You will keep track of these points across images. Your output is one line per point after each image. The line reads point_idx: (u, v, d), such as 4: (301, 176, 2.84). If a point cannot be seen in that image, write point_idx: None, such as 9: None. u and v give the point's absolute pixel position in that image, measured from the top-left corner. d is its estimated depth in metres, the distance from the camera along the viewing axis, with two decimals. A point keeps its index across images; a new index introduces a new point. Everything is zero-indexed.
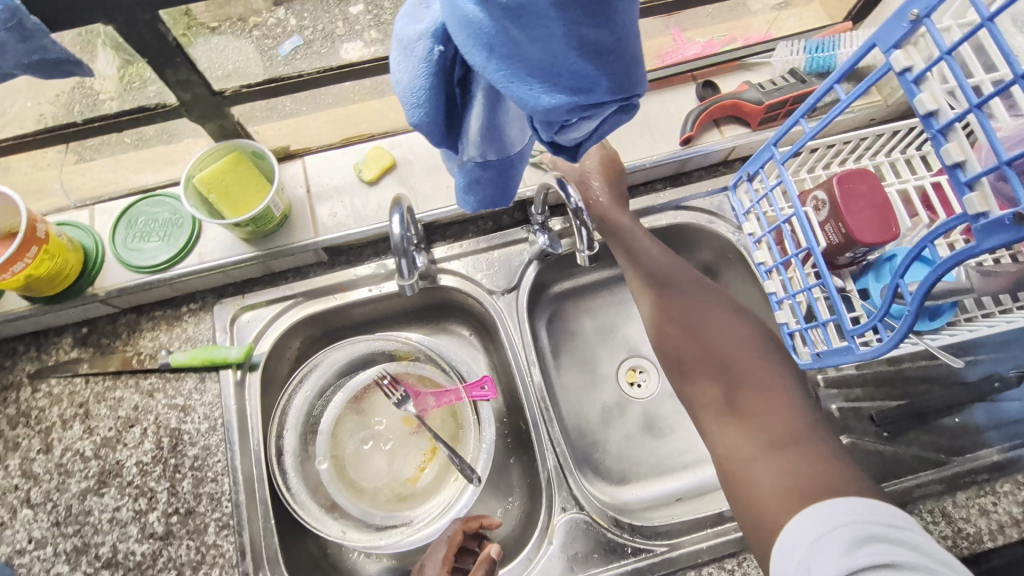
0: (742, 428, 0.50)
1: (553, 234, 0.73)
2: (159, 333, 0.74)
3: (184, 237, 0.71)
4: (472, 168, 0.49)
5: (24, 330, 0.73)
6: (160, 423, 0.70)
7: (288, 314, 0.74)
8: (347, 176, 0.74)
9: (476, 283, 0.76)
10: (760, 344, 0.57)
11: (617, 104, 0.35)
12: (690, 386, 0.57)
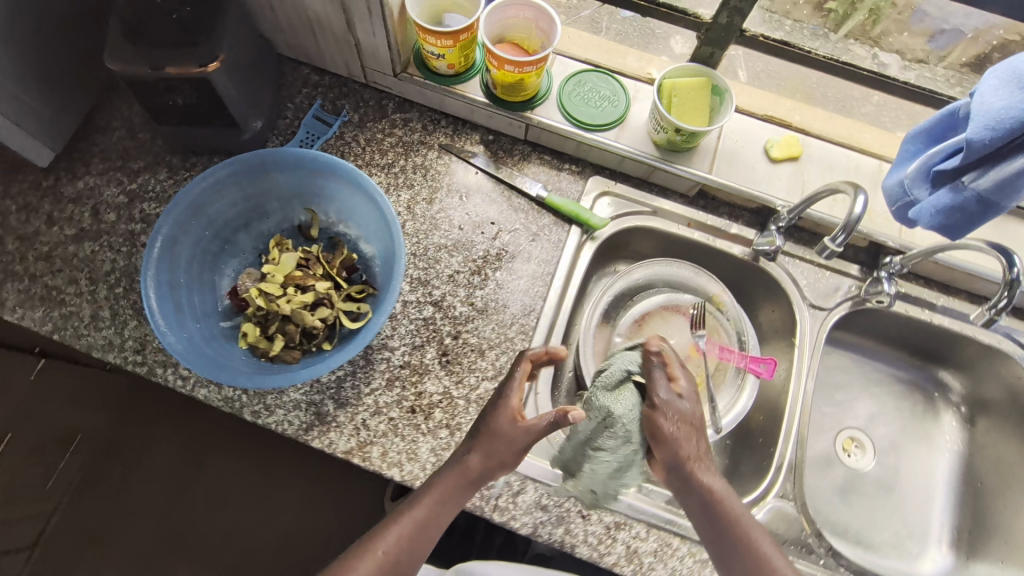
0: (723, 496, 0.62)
1: (896, 289, 0.80)
2: (541, 169, 0.88)
3: (614, 116, 0.84)
4: (966, 213, 0.58)
5: (454, 111, 0.90)
6: (512, 233, 0.84)
7: (641, 218, 0.86)
8: (756, 144, 0.84)
9: (797, 287, 0.84)
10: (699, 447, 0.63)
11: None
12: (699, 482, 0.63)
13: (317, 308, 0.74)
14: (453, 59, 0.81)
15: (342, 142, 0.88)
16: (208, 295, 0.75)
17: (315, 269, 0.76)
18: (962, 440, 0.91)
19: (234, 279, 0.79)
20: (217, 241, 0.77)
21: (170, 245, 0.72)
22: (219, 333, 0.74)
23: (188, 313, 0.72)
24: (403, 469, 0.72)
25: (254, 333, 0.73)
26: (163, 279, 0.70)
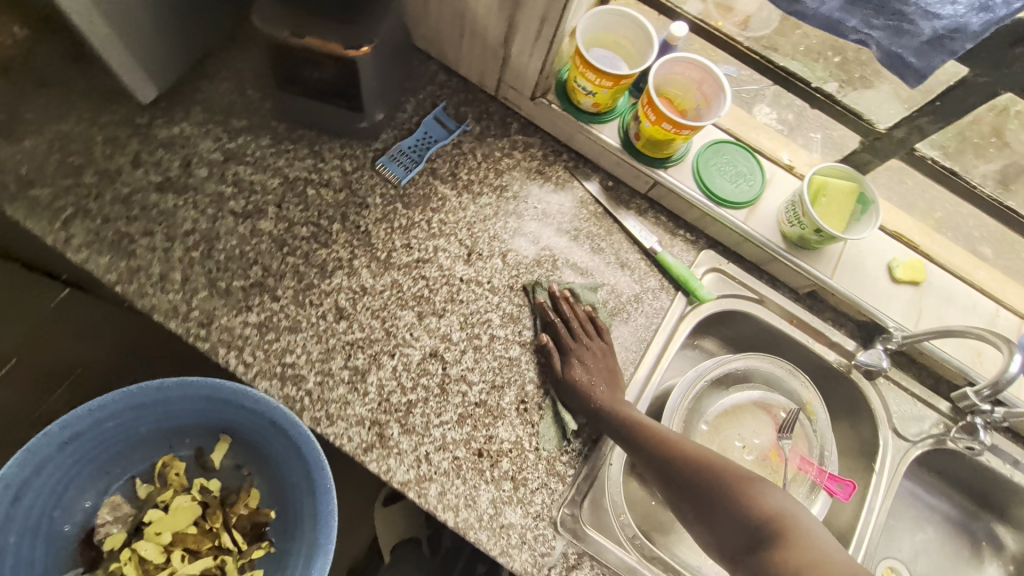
0: (701, 464, 0.63)
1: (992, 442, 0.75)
2: (654, 227, 0.84)
3: (748, 195, 0.80)
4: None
5: (579, 148, 0.86)
6: (614, 289, 0.80)
7: (745, 303, 0.83)
8: (881, 257, 0.81)
9: (888, 414, 0.80)
10: (659, 463, 0.65)
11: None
12: (694, 455, 0.64)
13: (201, 574, 0.85)
14: (604, 97, 0.78)
15: (458, 152, 0.84)
16: (67, 514, 0.80)
17: (209, 527, 0.86)
18: None
19: (87, 508, 0.83)
20: (85, 453, 0.77)
21: (22, 477, 0.71)
22: (50, 533, 0.78)
23: (48, 508, 0.77)
24: (459, 516, 0.67)
25: (127, 560, 0.82)
26: (37, 470, 0.72)
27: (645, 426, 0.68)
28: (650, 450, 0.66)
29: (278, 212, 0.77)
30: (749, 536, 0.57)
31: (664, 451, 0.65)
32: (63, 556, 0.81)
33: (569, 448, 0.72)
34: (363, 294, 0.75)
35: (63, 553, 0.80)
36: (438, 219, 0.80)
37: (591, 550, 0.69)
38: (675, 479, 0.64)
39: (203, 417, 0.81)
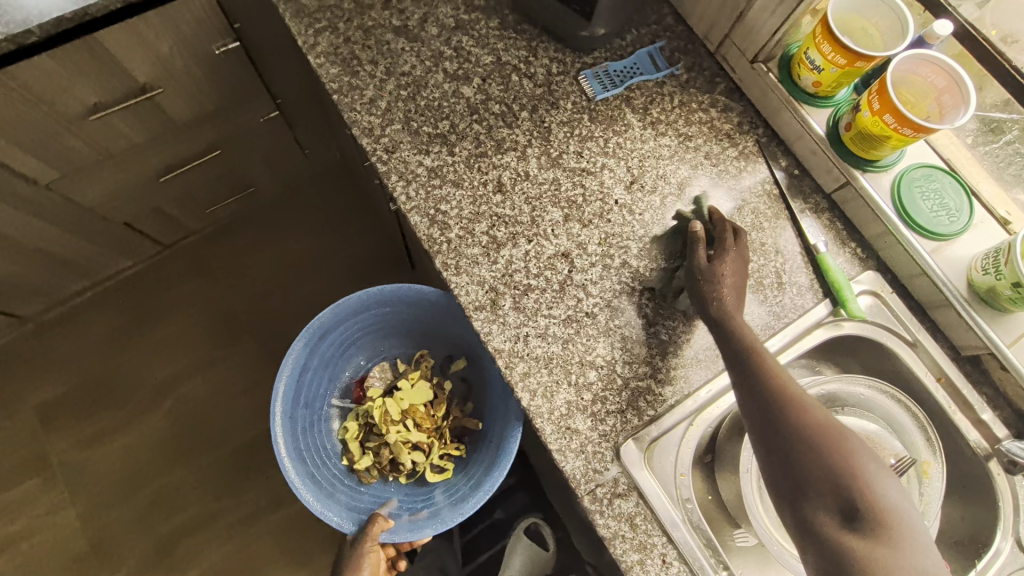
0: (780, 413, 0.59)
1: None
2: (825, 230, 0.80)
3: (943, 229, 0.74)
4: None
5: (777, 128, 0.84)
6: (761, 270, 0.78)
7: (895, 340, 0.76)
8: None
9: (1016, 519, 0.70)
10: (754, 399, 0.61)
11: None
12: (774, 416, 0.59)
13: (414, 448, 0.97)
14: (828, 78, 0.75)
15: (658, 90, 0.85)
16: (331, 376, 1.02)
17: (435, 415, 1.01)
18: None
19: (356, 368, 1.06)
20: (384, 323, 1.02)
21: (303, 362, 0.93)
22: (318, 411, 1.00)
23: (334, 356, 1.00)
24: (533, 401, 0.70)
25: (377, 406, 0.99)
26: (338, 322, 0.95)
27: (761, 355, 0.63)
28: (755, 409, 0.61)
29: (481, 83, 0.83)
30: (822, 476, 0.56)
31: (762, 402, 0.60)
32: (338, 389, 1.04)
33: (657, 391, 0.72)
34: (524, 178, 0.79)
35: (325, 431, 1.01)
36: (616, 141, 0.82)
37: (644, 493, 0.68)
38: (763, 419, 0.60)
39: (444, 323, 1.00)
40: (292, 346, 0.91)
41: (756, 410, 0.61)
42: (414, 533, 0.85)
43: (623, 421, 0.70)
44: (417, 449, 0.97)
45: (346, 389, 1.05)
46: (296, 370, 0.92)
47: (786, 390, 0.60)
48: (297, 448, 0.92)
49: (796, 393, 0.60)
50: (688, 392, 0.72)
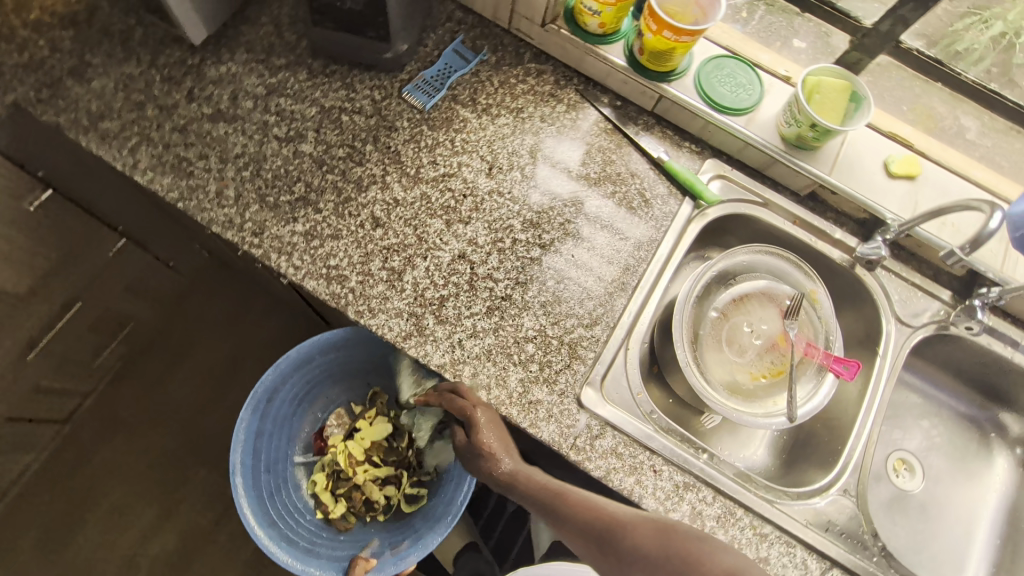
0: (591, 514, 0.67)
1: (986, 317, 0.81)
2: (661, 141, 0.90)
3: (747, 103, 0.86)
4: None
5: (588, 72, 0.93)
6: (626, 196, 0.87)
7: (751, 206, 0.88)
8: (877, 157, 0.86)
9: (890, 301, 0.85)
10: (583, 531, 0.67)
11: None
12: (610, 507, 0.68)
13: (385, 483, 0.99)
14: (609, 17, 0.84)
15: (475, 79, 0.92)
16: (288, 438, 1.00)
17: (399, 448, 1.01)
18: (1009, 481, 0.91)
19: (315, 421, 1.04)
20: (331, 371, 1.01)
21: (256, 430, 0.93)
22: (284, 473, 0.98)
23: (289, 415, 0.99)
24: (491, 393, 0.75)
25: (340, 451, 0.99)
26: (283, 379, 0.94)
27: (558, 490, 0.72)
28: (573, 518, 0.68)
29: (315, 135, 0.85)
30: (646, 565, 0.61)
31: (589, 506, 0.68)
32: (299, 446, 1.02)
33: (589, 335, 0.79)
34: (395, 205, 0.82)
35: (295, 491, 1.00)
36: (460, 138, 0.87)
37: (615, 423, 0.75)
38: (594, 549, 0.65)
39: (383, 354, 1.01)
40: (241, 417, 0.90)
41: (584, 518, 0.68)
42: (399, 565, 0.89)
43: (571, 372, 0.76)
44: (388, 483, 0.99)
45: (308, 444, 1.03)
46: (250, 437, 0.91)
47: (561, 493, 0.71)
48: (268, 514, 0.91)
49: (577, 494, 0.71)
50: (612, 322, 0.80)
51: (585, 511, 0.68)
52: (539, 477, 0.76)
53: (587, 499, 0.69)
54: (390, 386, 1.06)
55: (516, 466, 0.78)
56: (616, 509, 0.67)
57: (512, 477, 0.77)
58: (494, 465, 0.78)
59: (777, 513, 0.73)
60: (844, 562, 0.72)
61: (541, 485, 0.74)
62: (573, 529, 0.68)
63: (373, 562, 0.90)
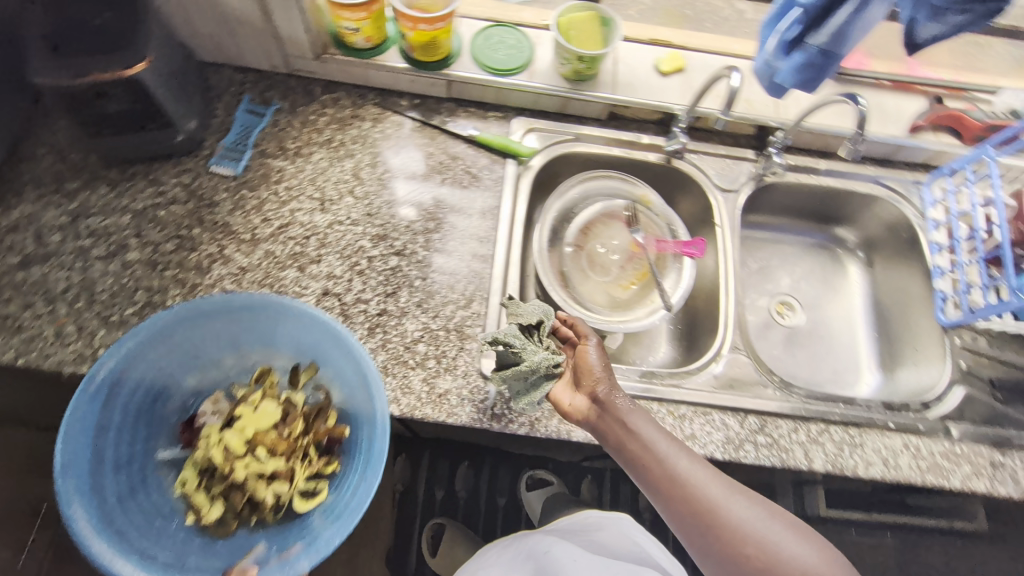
0: (700, 488, 0.62)
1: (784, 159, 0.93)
2: (469, 120, 0.97)
3: (522, 60, 0.94)
4: (813, 52, 0.71)
5: (380, 85, 0.98)
6: (456, 178, 0.92)
7: (567, 144, 0.96)
8: (648, 64, 0.96)
9: (708, 177, 0.96)
10: (682, 504, 0.62)
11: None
12: (710, 485, 0.62)
13: (275, 479, 0.71)
14: (371, 30, 0.90)
15: (278, 129, 0.94)
16: (163, 433, 0.74)
17: (293, 434, 0.74)
18: (866, 282, 1.04)
19: (193, 399, 0.77)
20: (165, 339, 0.70)
21: (101, 432, 0.65)
22: (151, 466, 0.71)
23: (150, 409, 0.72)
24: (400, 403, 0.75)
25: (212, 445, 0.72)
26: (133, 363, 0.68)
27: (663, 456, 0.64)
28: (676, 490, 0.62)
29: (139, 239, 0.84)
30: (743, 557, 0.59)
31: (692, 475, 0.63)
32: None
33: (469, 312, 0.82)
34: (243, 272, 0.83)
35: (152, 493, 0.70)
36: (283, 187, 0.89)
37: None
38: (682, 520, 0.63)
39: (194, 340, 0.73)
40: (62, 434, 0.61)
41: (687, 487, 0.62)
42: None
43: (465, 351, 0.79)
44: (252, 497, 0.70)
45: None
46: (88, 435, 0.63)
47: (668, 458, 0.64)
48: (128, 537, 0.62)
49: (682, 461, 0.64)
50: (486, 293, 0.84)
51: (681, 492, 0.62)
52: (660, 437, 0.65)
53: (697, 465, 0.64)
54: (252, 373, 0.80)
55: (641, 416, 0.67)
56: (746, 514, 0.61)
57: (620, 428, 0.66)
58: (606, 409, 0.68)
59: (686, 393, 0.79)
60: (756, 407, 0.79)
61: (665, 442, 0.65)
62: (662, 493, 0.63)
63: (253, 571, 0.62)
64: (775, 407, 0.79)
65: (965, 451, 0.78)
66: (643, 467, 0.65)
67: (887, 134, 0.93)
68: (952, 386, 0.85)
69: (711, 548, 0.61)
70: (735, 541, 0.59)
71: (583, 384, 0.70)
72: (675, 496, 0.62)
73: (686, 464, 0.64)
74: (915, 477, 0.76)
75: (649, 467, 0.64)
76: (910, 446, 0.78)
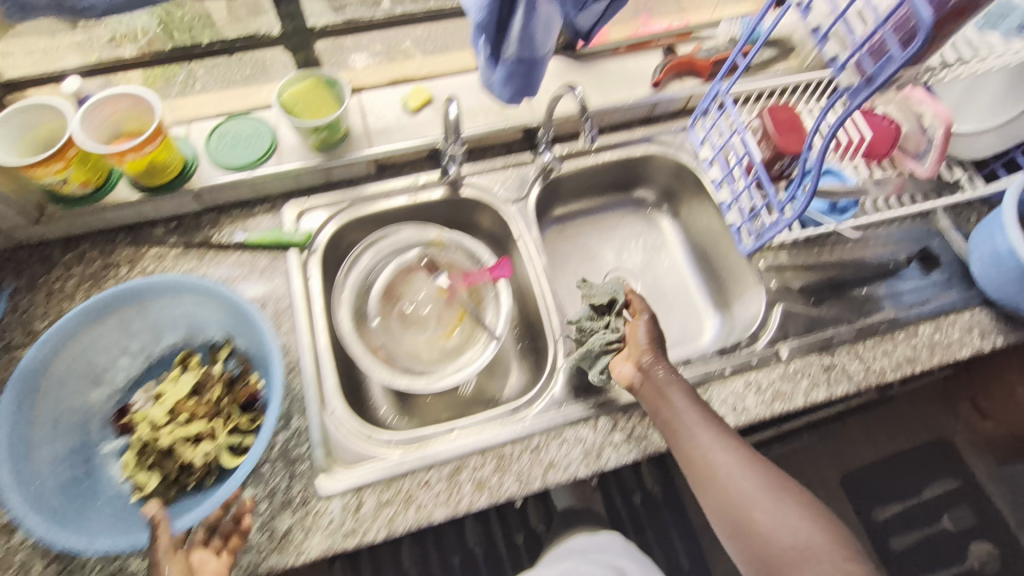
0: (732, 460, 0.66)
1: (555, 154, 0.95)
2: (236, 224, 0.89)
3: (263, 146, 0.88)
4: (511, 62, 0.69)
5: (124, 223, 0.88)
6: (237, 291, 0.84)
7: (348, 209, 0.91)
8: (395, 107, 0.93)
9: (494, 194, 0.95)
10: (719, 470, 0.66)
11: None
12: (738, 466, 0.65)
13: (200, 440, 0.70)
14: (80, 175, 0.80)
15: (20, 313, 0.82)
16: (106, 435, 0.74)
17: (213, 397, 0.73)
18: (680, 230, 1.08)
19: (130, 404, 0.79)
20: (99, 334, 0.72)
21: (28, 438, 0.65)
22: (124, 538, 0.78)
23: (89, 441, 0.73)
24: (241, 565, 0.68)
25: (139, 425, 0.71)
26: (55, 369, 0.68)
27: (689, 427, 0.69)
28: (700, 458, 0.67)
29: None
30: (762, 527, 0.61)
31: (726, 456, 0.66)
32: None
33: (289, 432, 0.76)
34: None
35: None
36: None
37: (360, 484, 0.73)
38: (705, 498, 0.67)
39: (144, 314, 0.76)
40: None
41: (720, 460, 0.66)
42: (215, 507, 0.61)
43: (298, 476, 0.73)
44: (201, 439, 0.70)
45: None
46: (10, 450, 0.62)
47: (696, 430, 0.69)
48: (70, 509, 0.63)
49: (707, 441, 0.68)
50: (303, 403, 0.78)
51: (704, 472, 0.67)
52: (688, 408, 0.70)
53: (741, 445, 0.67)
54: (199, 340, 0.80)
55: (680, 388, 0.72)
56: (758, 487, 0.64)
57: (659, 395, 0.72)
58: (649, 378, 0.73)
59: (534, 423, 0.78)
60: (603, 408, 0.79)
61: (693, 420, 0.69)
62: (692, 470, 0.68)
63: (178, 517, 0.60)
64: (623, 400, 0.80)
65: (798, 367, 0.83)
66: (672, 437, 0.70)
67: (635, 98, 0.97)
68: (771, 307, 0.88)
69: (715, 514, 0.65)
70: (743, 510, 0.63)
71: (631, 357, 0.76)
72: (690, 461, 0.68)
73: (717, 452, 0.66)
74: (763, 411, 0.80)
75: (676, 448, 0.70)
76: (751, 384, 0.81)
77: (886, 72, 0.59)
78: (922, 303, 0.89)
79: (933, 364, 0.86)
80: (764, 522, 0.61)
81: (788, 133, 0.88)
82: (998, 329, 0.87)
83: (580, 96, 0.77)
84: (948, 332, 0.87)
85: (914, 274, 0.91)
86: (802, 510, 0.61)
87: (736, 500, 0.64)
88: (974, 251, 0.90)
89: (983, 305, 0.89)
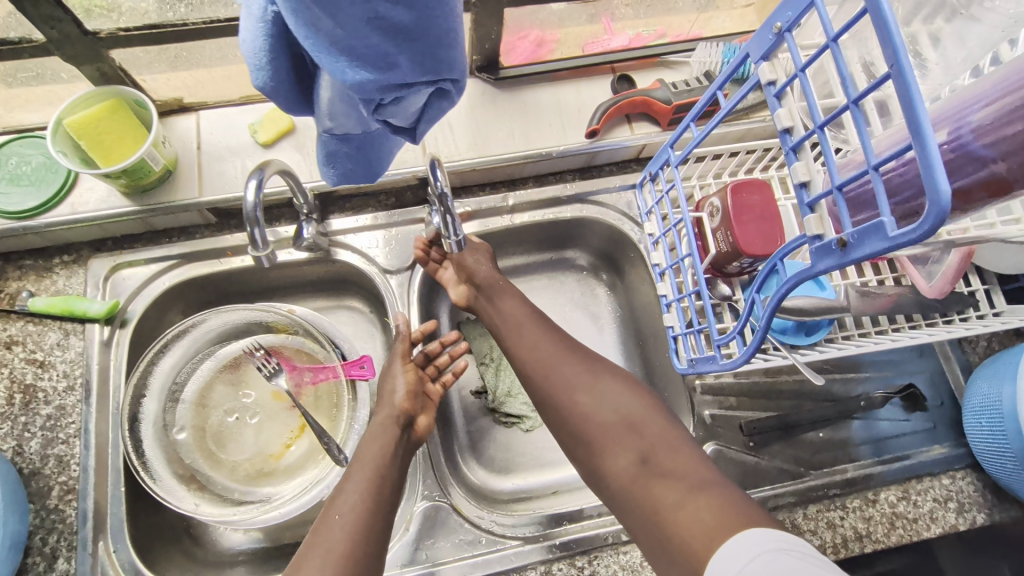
0: (578, 362, 0.64)
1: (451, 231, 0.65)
2: (22, 279, 0.68)
3: (57, 184, 0.65)
4: (326, 138, 0.46)
5: None
6: (11, 378, 0.65)
7: (179, 270, 0.71)
8: (242, 136, 0.70)
9: (371, 260, 0.74)
10: (557, 363, 0.64)
11: (433, 87, 0.34)
12: (566, 376, 0.63)
13: None
14: None
15: None
16: None
17: None
18: (620, 304, 0.85)
19: None
20: None
21: None
22: None
23: None
24: None
25: None
26: None
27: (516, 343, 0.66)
28: (534, 350, 0.65)
29: None
30: (611, 419, 0.59)
31: (564, 373, 0.63)
32: None
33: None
34: None
35: None
36: None
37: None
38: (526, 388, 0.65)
39: None
40: None
41: (544, 350, 0.65)
42: None
43: None
44: None
45: None
46: None
47: (519, 333, 0.67)
48: None
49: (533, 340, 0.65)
50: (77, 540, 0.61)
51: (526, 353, 0.65)
52: (543, 341, 0.65)
53: (573, 349, 0.66)
54: None
55: (512, 293, 0.70)
56: (602, 385, 0.62)
57: (491, 294, 0.70)
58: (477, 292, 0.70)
59: None
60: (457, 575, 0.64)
61: (521, 324, 0.67)
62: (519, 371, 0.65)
63: None
64: (487, 563, 0.64)
65: None
66: (513, 353, 0.66)
67: (567, 147, 0.73)
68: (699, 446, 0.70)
69: (563, 399, 0.62)
70: (565, 392, 0.61)
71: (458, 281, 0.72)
72: (535, 374, 0.64)
73: (565, 369, 0.63)
74: None
75: (507, 332, 0.67)
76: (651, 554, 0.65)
77: (872, 247, 0.36)
78: (891, 457, 0.72)
79: (896, 542, 0.68)
80: (586, 407, 0.61)
81: (758, 227, 0.64)
82: (983, 503, 0.70)
83: (446, 183, 0.55)
84: (917, 502, 0.70)
85: (884, 416, 0.73)
86: (636, 397, 0.61)
87: (590, 409, 0.61)
88: (969, 399, 0.71)
89: (970, 468, 0.72)
